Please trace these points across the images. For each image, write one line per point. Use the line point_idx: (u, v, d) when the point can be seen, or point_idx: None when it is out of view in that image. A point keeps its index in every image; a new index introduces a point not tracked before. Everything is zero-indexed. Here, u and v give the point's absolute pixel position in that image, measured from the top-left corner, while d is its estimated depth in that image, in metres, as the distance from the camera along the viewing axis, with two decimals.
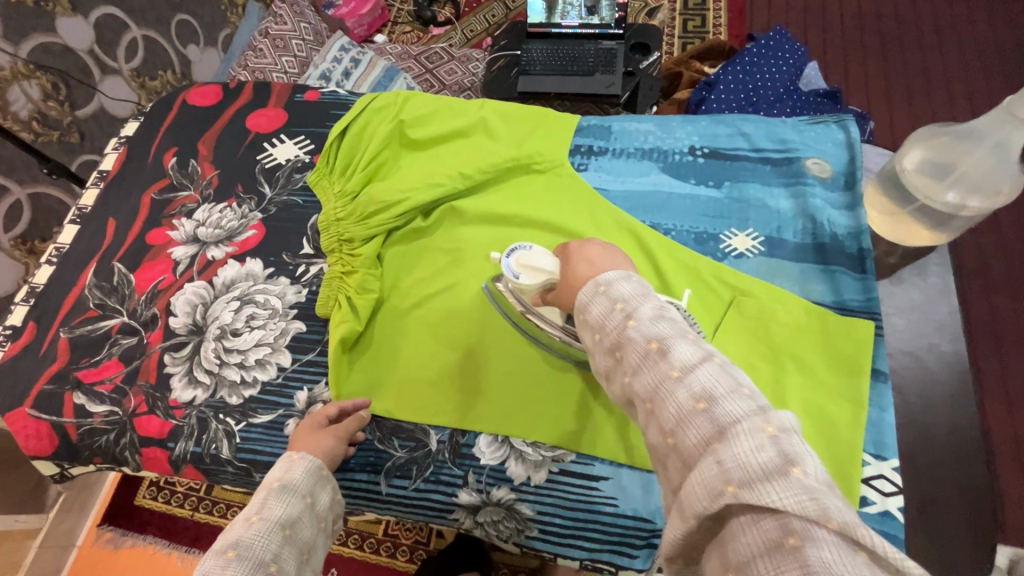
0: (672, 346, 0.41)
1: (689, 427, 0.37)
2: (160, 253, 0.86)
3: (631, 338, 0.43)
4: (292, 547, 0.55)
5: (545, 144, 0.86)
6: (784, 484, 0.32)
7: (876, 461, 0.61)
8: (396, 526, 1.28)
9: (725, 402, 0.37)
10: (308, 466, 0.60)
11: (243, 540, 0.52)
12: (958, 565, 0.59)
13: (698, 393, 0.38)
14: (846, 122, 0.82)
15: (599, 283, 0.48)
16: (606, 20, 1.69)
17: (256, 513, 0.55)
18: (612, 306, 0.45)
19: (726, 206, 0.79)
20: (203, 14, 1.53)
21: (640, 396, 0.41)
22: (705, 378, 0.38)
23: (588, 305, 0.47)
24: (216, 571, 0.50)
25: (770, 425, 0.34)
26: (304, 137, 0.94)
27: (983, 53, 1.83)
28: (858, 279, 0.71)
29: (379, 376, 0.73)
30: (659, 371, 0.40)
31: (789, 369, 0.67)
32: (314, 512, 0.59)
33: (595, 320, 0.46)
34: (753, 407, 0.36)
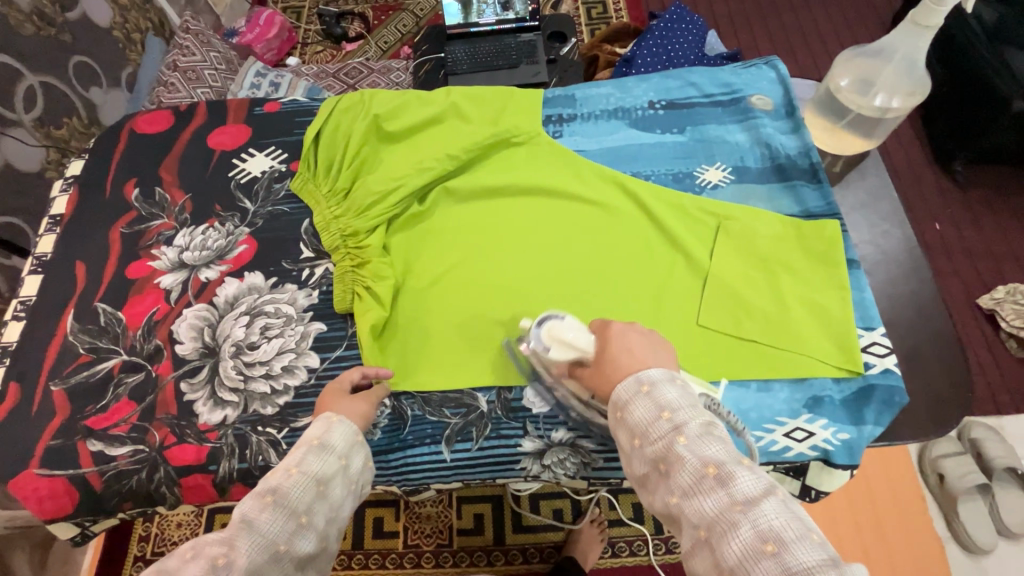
0: (730, 474, 0.45)
1: (757, 566, 0.41)
2: (147, 284, 0.82)
3: (682, 455, 0.48)
4: (324, 504, 0.55)
5: (520, 118, 0.91)
6: None
7: (867, 332, 0.72)
8: (415, 534, 1.19)
9: (793, 546, 0.41)
10: (345, 430, 0.60)
11: (282, 488, 0.53)
12: (948, 399, 0.71)
13: (764, 532, 0.42)
14: (774, 62, 0.94)
15: (642, 382, 0.53)
16: (521, 14, 1.77)
17: (294, 466, 0.55)
18: (658, 413, 0.51)
19: (692, 146, 0.88)
20: (100, 53, 1.38)
21: (695, 523, 0.45)
22: (771, 517, 0.42)
23: (631, 404, 0.52)
24: (255, 511, 0.51)
25: None
26: (275, 148, 0.93)
27: (843, 6, 2.12)
28: (816, 189, 0.82)
29: (414, 353, 0.75)
30: (720, 501, 0.45)
31: (779, 273, 0.76)
32: (348, 475, 0.58)
33: (639, 423, 0.51)
34: (824, 556, 0.40)
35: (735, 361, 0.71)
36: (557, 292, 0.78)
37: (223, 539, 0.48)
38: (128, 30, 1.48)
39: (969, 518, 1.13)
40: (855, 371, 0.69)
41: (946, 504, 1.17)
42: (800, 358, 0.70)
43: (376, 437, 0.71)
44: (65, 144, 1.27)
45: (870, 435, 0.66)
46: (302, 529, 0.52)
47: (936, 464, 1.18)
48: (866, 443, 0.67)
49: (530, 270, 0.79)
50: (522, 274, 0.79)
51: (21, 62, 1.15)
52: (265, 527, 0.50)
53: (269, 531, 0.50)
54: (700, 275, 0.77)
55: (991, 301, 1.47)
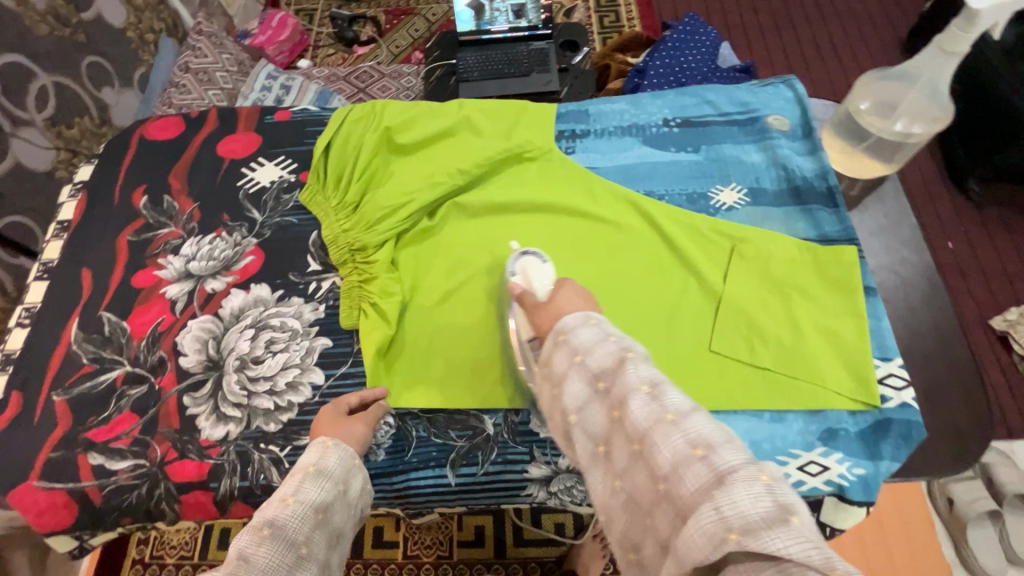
0: (664, 391, 0.45)
1: (687, 473, 0.40)
2: (152, 294, 0.81)
3: (625, 370, 0.47)
4: (324, 531, 0.55)
5: (532, 133, 0.90)
6: (787, 533, 0.34)
7: (884, 363, 0.70)
8: (415, 545, 1.18)
9: (722, 450, 0.40)
10: (341, 453, 0.60)
11: (279, 519, 0.52)
12: (968, 432, 0.69)
13: (694, 438, 0.41)
14: (791, 81, 0.93)
15: (590, 317, 0.54)
16: (534, 22, 1.76)
17: (291, 494, 0.55)
18: (604, 336, 0.51)
19: (707, 166, 0.87)
20: (114, 54, 1.38)
21: (630, 436, 0.44)
22: (701, 425, 0.41)
23: (578, 328, 0.52)
24: (252, 547, 0.49)
25: (766, 475, 0.37)
26: (285, 158, 0.92)
27: (858, 20, 2.11)
28: (833, 213, 0.80)
29: (420, 373, 0.73)
30: (654, 412, 0.43)
31: (795, 299, 0.74)
32: (347, 499, 0.59)
33: (584, 342, 0.51)
34: (747, 458, 0.39)
35: (750, 391, 0.69)
36: None
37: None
38: (141, 31, 1.48)
39: (980, 545, 1.11)
40: (872, 405, 0.67)
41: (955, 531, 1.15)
42: (815, 388, 0.69)
43: (379, 458, 0.70)
44: (76, 144, 1.27)
45: (887, 471, 0.65)
46: (302, 561, 0.51)
47: (946, 488, 1.16)
48: (884, 478, 0.65)
49: None
50: None
51: (34, 63, 1.15)
52: (262, 563, 0.48)
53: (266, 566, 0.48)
54: (713, 299, 0.76)
55: (1004, 323, 1.45)
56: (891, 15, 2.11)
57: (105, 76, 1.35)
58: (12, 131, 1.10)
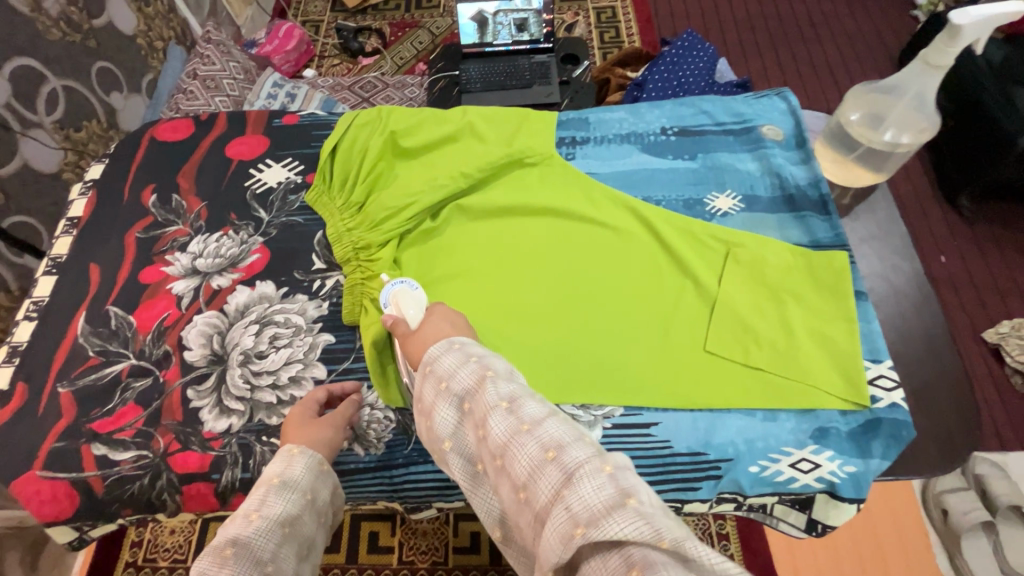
0: (521, 404, 0.49)
1: (542, 476, 0.44)
2: (159, 289, 0.83)
3: (486, 387, 0.52)
4: (292, 545, 0.56)
5: (533, 139, 0.92)
6: (624, 516, 0.38)
7: (875, 364, 0.72)
8: (411, 550, 1.18)
9: (571, 449, 0.45)
10: (307, 461, 0.63)
11: (242, 538, 0.53)
12: (957, 434, 0.70)
13: (547, 442, 0.45)
14: (785, 93, 0.96)
15: (455, 343, 0.58)
16: (536, 35, 1.80)
17: (255, 511, 0.56)
18: (467, 359, 0.55)
19: (703, 173, 0.89)
20: (123, 59, 1.41)
21: (493, 453, 0.47)
22: (552, 430, 0.46)
23: (441, 357, 0.56)
24: (214, 568, 0.50)
25: (607, 465, 0.42)
26: (292, 160, 0.94)
27: (852, 40, 2.17)
28: (825, 220, 0.83)
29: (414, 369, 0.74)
30: (511, 426, 0.47)
31: (788, 302, 0.76)
32: (316, 508, 0.61)
33: (448, 368, 0.55)
34: (592, 452, 0.44)
35: (742, 390, 0.71)
36: (567, 313, 0.78)
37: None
38: (151, 38, 1.52)
39: (974, 555, 1.12)
40: (863, 405, 0.68)
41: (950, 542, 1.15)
42: (807, 389, 0.70)
43: (380, 452, 0.71)
44: (83, 146, 1.29)
45: (876, 469, 0.66)
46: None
47: (940, 498, 1.17)
48: (873, 476, 0.67)
49: (532, 289, 0.80)
50: (529, 292, 0.80)
51: (46, 67, 1.18)
52: None
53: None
54: (708, 302, 0.77)
55: (995, 336, 1.47)
56: (885, 35, 2.17)
57: (114, 81, 1.38)
58: (22, 131, 1.12)
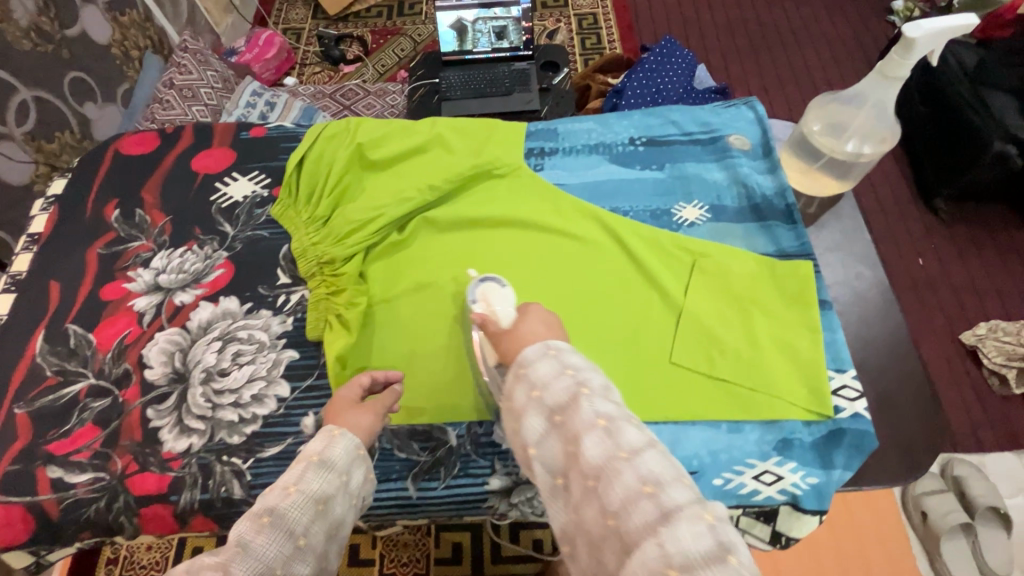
0: (620, 428, 0.50)
1: (635, 509, 0.45)
2: (121, 307, 0.81)
3: (582, 405, 0.52)
4: (323, 523, 0.55)
5: (501, 150, 0.92)
6: (723, 570, 0.40)
7: (839, 374, 0.72)
8: (392, 563, 1.16)
9: (670, 489, 0.45)
10: (347, 444, 0.60)
11: (279, 508, 0.53)
12: (919, 444, 0.70)
13: (645, 476, 0.46)
14: (752, 102, 0.97)
15: (549, 348, 0.57)
16: (516, 43, 1.80)
17: (293, 484, 0.55)
18: (562, 370, 0.55)
19: (671, 184, 0.89)
20: (98, 69, 1.40)
21: (585, 473, 0.49)
22: (652, 464, 0.47)
23: (536, 362, 0.56)
24: (251, 534, 0.50)
25: (708, 514, 0.43)
26: (259, 173, 0.93)
27: (831, 45, 2.20)
28: (791, 229, 0.84)
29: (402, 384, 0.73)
30: (608, 452, 0.48)
31: (753, 312, 0.76)
32: (348, 491, 0.59)
33: (544, 377, 0.55)
34: (692, 496, 0.45)
35: (708, 401, 0.71)
36: None
37: (220, 563, 0.47)
38: (126, 48, 1.50)
39: (953, 557, 1.14)
40: (825, 415, 0.69)
41: (930, 544, 1.16)
42: (770, 399, 0.70)
43: None
44: (55, 157, 1.27)
45: (838, 480, 0.66)
46: (298, 552, 0.52)
47: (919, 501, 1.20)
48: (836, 487, 0.67)
49: None
50: None
51: (15, 78, 1.16)
52: (260, 551, 0.50)
53: (266, 554, 0.50)
54: (673, 312, 0.78)
55: (973, 337, 1.48)
56: (862, 40, 2.20)
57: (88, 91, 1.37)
58: None
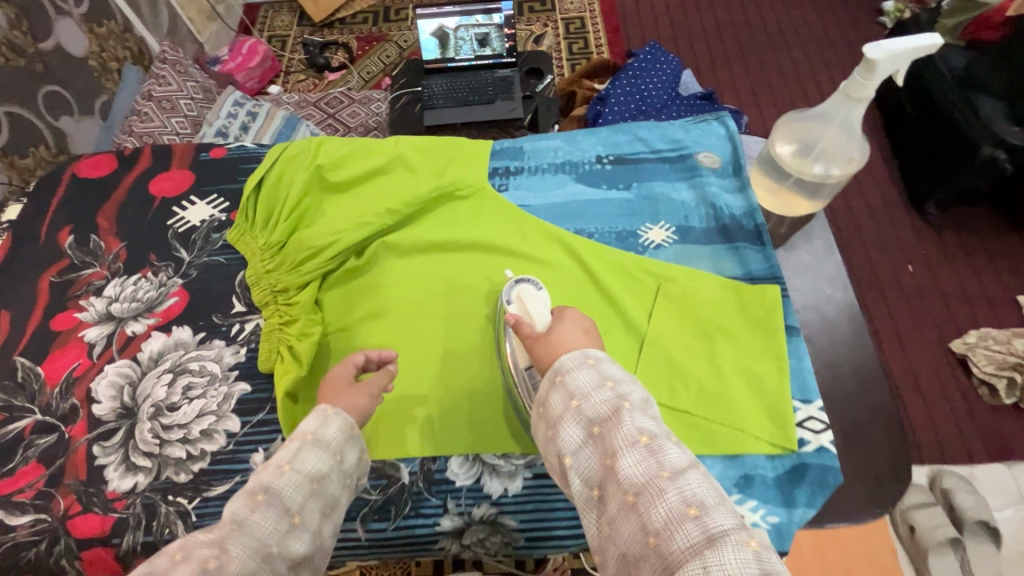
0: (662, 445, 0.46)
1: (678, 530, 0.42)
2: (71, 337, 0.79)
3: (623, 419, 0.49)
4: (318, 501, 0.54)
5: (465, 170, 0.90)
6: None
7: (804, 406, 0.70)
8: None
9: (713, 511, 0.42)
10: (341, 422, 0.59)
11: (274, 485, 0.52)
12: (886, 477, 0.68)
13: (689, 496, 0.43)
14: (724, 117, 0.95)
15: (589, 357, 0.55)
16: (498, 50, 1.77)
17: (287, 462, 0.54)
18: (602, 382, 0.52)
19: (637, 204, 0.87)
20: (73, 82, 1.37)
21: (624, 488, 0.45)
22: (695, 484, 0.44)
23: (575, 371, 0.53)
24: (245, 510, 0.49)
25: (754, 541, 0.39)
26: (217, 196, 0.91)
27: (821, 47, 2.17)
28: (759, 251, 0.81)
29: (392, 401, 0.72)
30: (650, 468, 0.45)
31: (717, 340, 0.74)
32: (343, 470, 0.57)
33: (581, 388, 0.52)
34: (738, 520, 0.41)
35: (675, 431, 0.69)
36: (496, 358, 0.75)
37: (213, 540, 0.46)
38: (104, 60, 1.48)
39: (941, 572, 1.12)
40: (789, 449, 0.66)
41: (918, 558, 1.14)
42: (732, 432, 0.68)
43: None
44: (29, 173, 1.25)
45: (799, 519, 0.64)
46: (295, 529, 0.51)
47: (907, 515, 1.18)
48: (797, 526, 0.65)
49: (456, 329, 0.77)
50: (452, 332, 0.77)
51: None
52: (255, 528, 0.49)
53: (262, 532, 0.49)
54: (637, 339, 0.76)
55: (963, 346, 1.46)
56: (853, 42, 2.17)
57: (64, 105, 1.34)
58: None
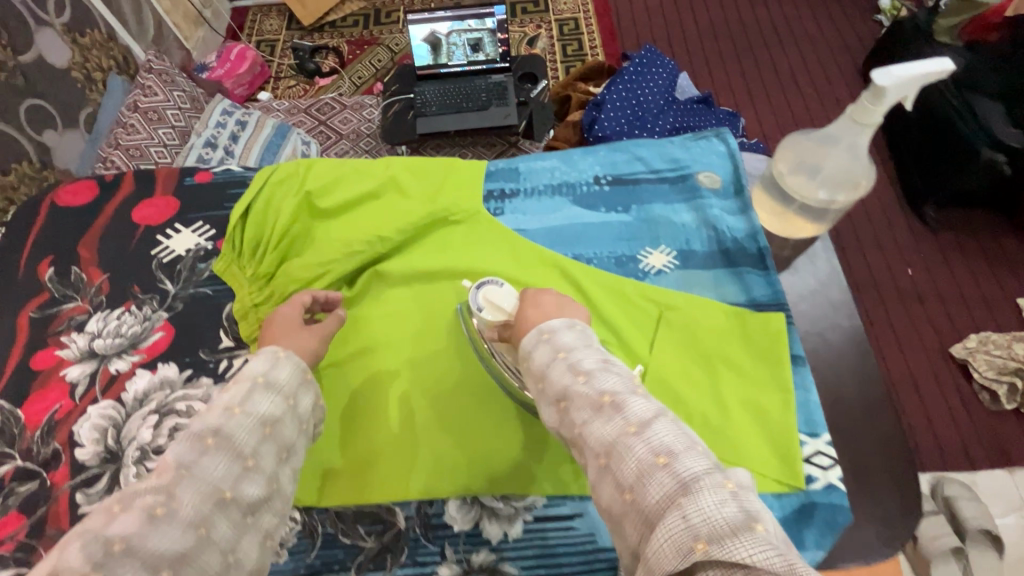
0: (625, 401, 0.47)
1: (652, 482, 0.42)
2: (52, 377, 0.76)
3: (581, 390, 0.49)
4: (272, 445, 0.51)
5: (459, 194, 0.87)
6: (751, 539, 0.37)
7: (811, 440, 0.68)
8: None
9: (683, 457, 0.43)
10: (293, 365, 0.56)
11: (224, 429, 0.49)
12: (896, 513, 0.66)
13: (656, 446, 0.44)
14: (724, 134, 0.92)
15: (543, 333, 0.56)
16: (491, 55, 1.73)
17: (237, 405, 0.51)
18: (556, 354, 0.53)
19: (637, 228, 0.84)
20: (55, 93, 1.32)
21: (596, 450, 0.46)
22: (662, 433, 0.44)
23: (533, 351, 0.55)
24: (193, 456, 0.47)
25: (729, 482, 0.40)
26: (203, 223, 0.88)
27: (817, 47, 2.14)
28: (763, 276, 0.79)
29: (382, 434, 0.71)
30: (618, 426, 0.46)
31: (722, 371, 0.72)
32: (297, 415, 0.55)
33: (539, 366, 0.53)
34: (708, 463, 0.42)
35: None
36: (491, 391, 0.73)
37: (160, 487, 0.45)
38: (88, 70, 1.43)
39: None
40: (797, 487, 0.64)
41: (921, 569, 1.13)
42: (739, 469, 0.66)
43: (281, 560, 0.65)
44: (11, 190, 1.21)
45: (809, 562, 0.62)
46: (248, 473, 0.48)
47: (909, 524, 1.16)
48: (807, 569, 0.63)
49: (451, 359, 0.75)
50: (445, 366, 0.75)
51: None
52: (207, 472, 0.47)
53: (213, 475, 0.47)
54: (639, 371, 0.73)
55: (964, 351, 1.44)
56: (849, 41, 2.15)
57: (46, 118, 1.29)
58: None
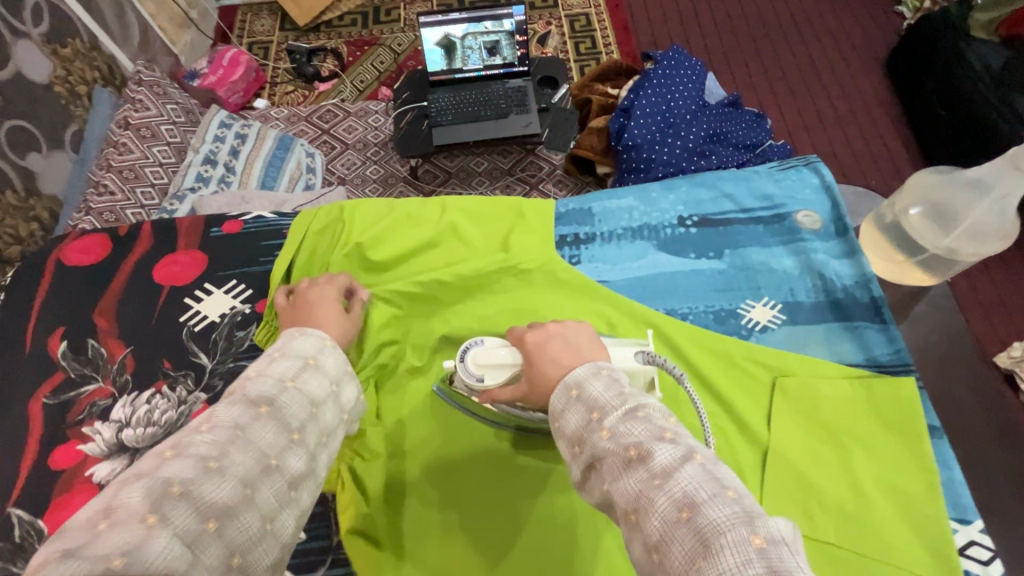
0: (650, 449, 0.37)
1: (673, 542, 0.33)
2: (77, 478, 0.65)
3: (602, 448, 0.39)
4: (314, 430, 0.45)
5: (529, 240, 0.78)
6: None
7: (963, 528, 0.60)
8: None
9: (707, 508, 0.33)
10: (338, 355, 0.49)
11: (279, 400, 0.43)
12: None
13: (679, 498, 0.34)
14: (815, 164, 0.84)
15: (570, 388, 0.43)
16: (509, 59, 1.58)
17: (290, 378, 0.45)
18: (589, 416, 0.41)
19: (733, 276, 0.75)
20: (37, 113, 1.15)
21: (621, 506, 0.36)
22: (688, 482, 0.35)
23: (564, 416, 0.42)
24: (246, 419, 0.41)
25: (757, 536, 0.31)
26: (237, 282, 0.77)
27: (839, 37, 2.04)
28: (880, 330, 0.70)
29: (464, 534, 0.62)
30: (639, 477, 0.36)
31: (851, 449, 0.64)
32: (338, 405, 0.48)
33: (572, 432, 0.41)
34: (738, 513, 0.33)
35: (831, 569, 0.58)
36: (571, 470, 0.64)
37: (214, 441, 0.39)
38: (72, 84, 1.25)
39: None
40: None
41: None
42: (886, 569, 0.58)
43: None
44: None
45: None
46: (294, 445, 0.43)
47: None
48: None
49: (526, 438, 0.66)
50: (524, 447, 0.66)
51: None
52: (259, 439, 0.41)
53: (264, 443, 0.41)
54: (758, 450, 0.65)
55: None
56: (871, 31, 2.05)
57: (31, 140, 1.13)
58: None
